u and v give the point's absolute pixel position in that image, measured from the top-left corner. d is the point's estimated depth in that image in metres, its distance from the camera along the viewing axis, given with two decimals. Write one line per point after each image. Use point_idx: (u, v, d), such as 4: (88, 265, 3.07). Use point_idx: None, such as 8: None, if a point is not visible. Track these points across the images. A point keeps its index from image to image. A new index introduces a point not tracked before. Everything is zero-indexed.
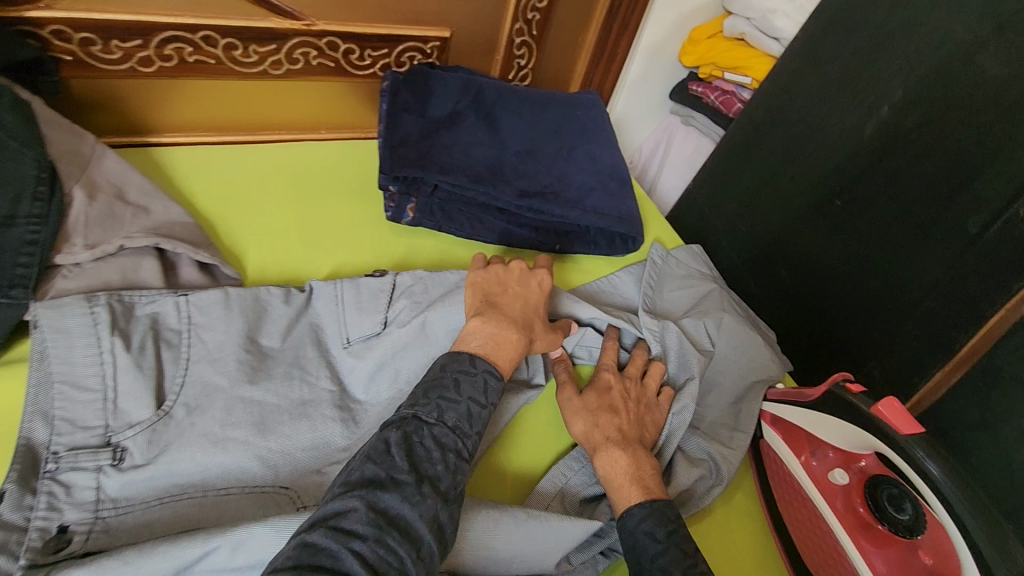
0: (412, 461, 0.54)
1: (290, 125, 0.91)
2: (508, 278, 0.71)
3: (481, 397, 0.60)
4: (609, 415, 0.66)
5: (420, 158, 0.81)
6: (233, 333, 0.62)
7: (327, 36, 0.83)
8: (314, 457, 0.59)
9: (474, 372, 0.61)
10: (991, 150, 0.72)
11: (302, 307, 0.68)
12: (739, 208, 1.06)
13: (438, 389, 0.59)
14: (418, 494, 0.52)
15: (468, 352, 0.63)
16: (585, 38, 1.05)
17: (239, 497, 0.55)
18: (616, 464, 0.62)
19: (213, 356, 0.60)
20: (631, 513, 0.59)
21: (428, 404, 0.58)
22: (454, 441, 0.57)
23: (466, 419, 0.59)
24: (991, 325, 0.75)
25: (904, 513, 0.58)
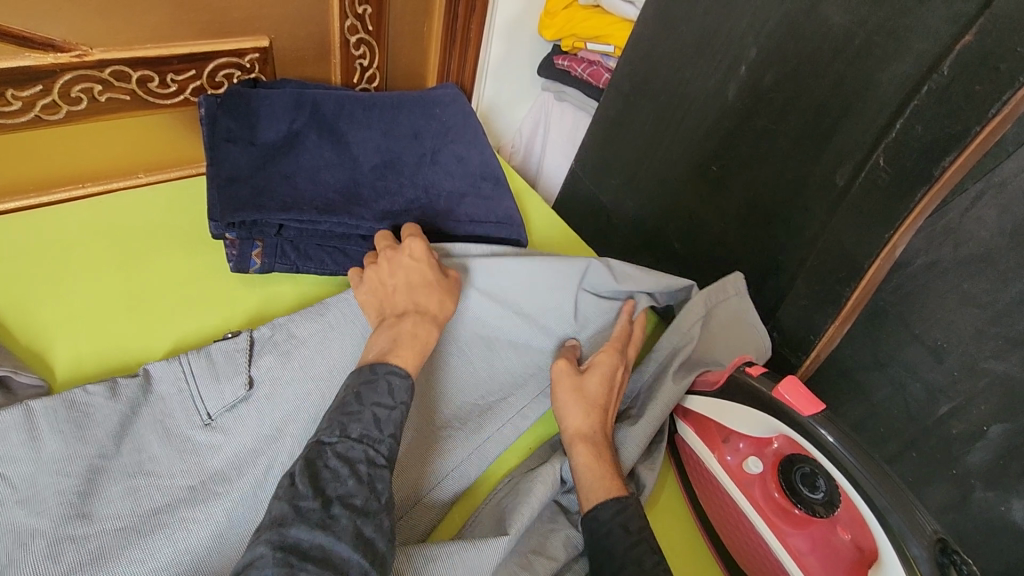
0: (317, 485, 0.48)
1: (94, 175, 0.76)
2: (384, 263, 0.67)
3: (387, 400, 0.55)
4: (597, 408, 0.65)
5: (255, 195, 0.69)
6: (47, 459, 0.50)
7: (109, 66, 0.69)
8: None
9: (375, 378, 0.55)
10: (847, 100, 0.71)
11: (138, 398, 0.56)
12: (625, 183, 1.03)
13: (341, 407, 0.54)
14: (329, 518, 0.46)
15: (366, 362, 0.57)
16: (431, 26, 0.95)
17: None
18: (592, 463, 0.61)
19: (21, 495, 0.48)
20: (603, 506, 0.58)
21: (330, 424, 0.52)
22: (364, 451, 0.51)
23: (374, 426, 0.53)
24: (869, 278, 0.74)
25: (818, 491, 0.57)
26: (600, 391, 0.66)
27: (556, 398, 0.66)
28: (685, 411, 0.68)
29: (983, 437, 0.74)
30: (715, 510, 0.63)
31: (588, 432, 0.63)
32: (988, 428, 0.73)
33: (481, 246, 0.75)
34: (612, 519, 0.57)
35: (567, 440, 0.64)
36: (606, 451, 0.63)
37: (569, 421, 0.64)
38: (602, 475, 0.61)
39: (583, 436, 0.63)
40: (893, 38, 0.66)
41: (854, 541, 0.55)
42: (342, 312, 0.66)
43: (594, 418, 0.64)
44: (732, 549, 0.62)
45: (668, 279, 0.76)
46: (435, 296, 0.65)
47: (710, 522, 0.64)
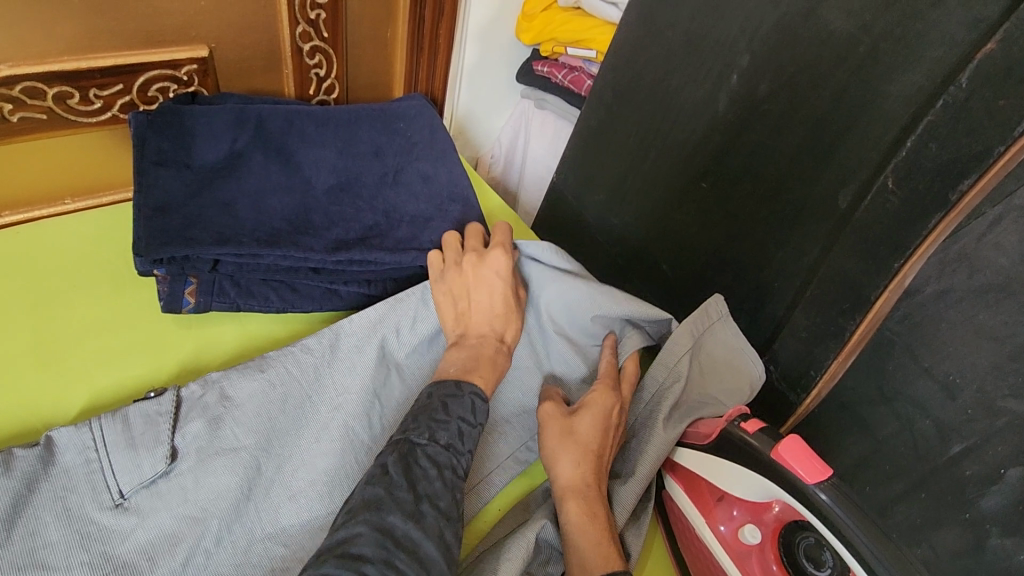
0: (411, 482, 0.49)
1: (13, 202, 0.68)
2: (468, 272, 0.67)
3: (471, 417, 0.56)
4: (589, 459, 0.58)
5: (186, 226, 0.61)
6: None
7: (20, 82, 0.61)
8: None
9: (461, 395, 0.56)
10: (852, 113, 0.64)
11: (35, 475, 0.47)
12: (609, 200, 0.95)
13: (428, 412, 0.54)
14: (419, 513, 0.47)
15: (451, 377, 0.58)
16: (395, 32, 0.87)
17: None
18: (585, 523, 0.54)
19: None
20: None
21: (419, 426, 0.53)
22: (449, 459, 0.52)
23: (458, 438, 0.54)
24: (877, 308, 0.66)
25: (825, 568, 0.50)
26: (594, 434, 0.59)
27: (546, 447, 0.59)
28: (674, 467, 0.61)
29: (998, 480, 0.63)
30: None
31: (581, 486, 0.56)
32: (1006, 471, 0.62)
33: None
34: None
35: (557, 495, 0.57)
36: (599, 509, 0.55)
37: (559, 473, 0.57)
38: (595, 544, 0.53)
39: (575, 492, 0.56)
40: (903, 46, 0.59)
41: None
42: (291, 365, 0.58)
43: (586, 469, 0.57)
44: None
45: (640, 303, 0.68)
46: (511, 317, 0.66)
47: None
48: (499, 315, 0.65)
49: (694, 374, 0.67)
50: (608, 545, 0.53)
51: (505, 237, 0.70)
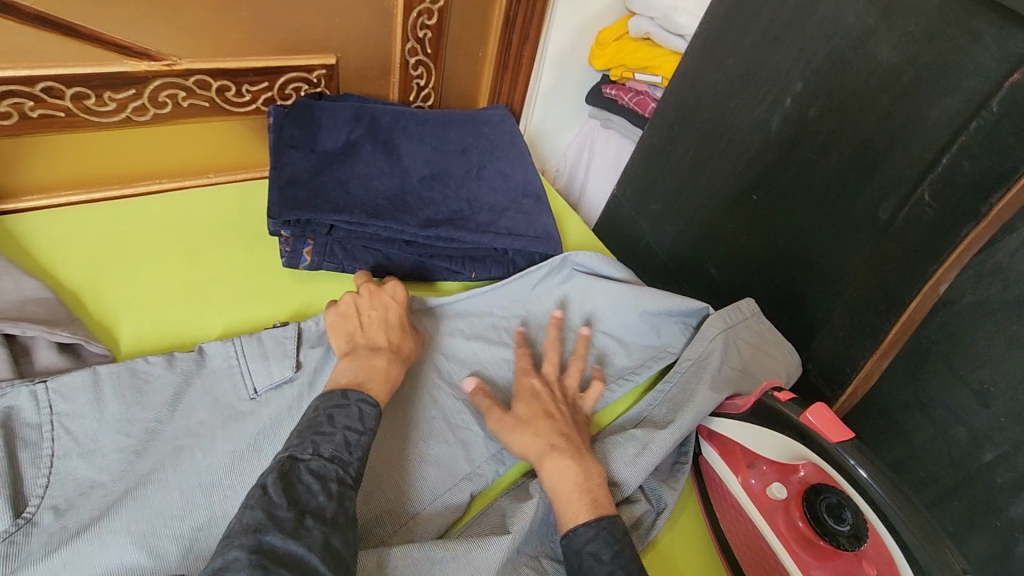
0: (292, 498, 0.48)
1: (171, 173, 0.84)
2: (366, 294, 0.68)
3: (357, 426, 0.56)
4: (542, 423, 0.63)
5: (311, 197, 0.74)
6: (111, 418, 0.55)
7: (194, 75, 0.76)
8: (212, 536, 0.52)
9: (346, 405, 0.57)
10: (894, 134, 0.71)
11: (194, 374, 0.60)
12: (665, 210, 1.04)
13: (312, 427, 0.54)
14: (301, 528, 0.47)
15: (339, 387, 0.58)
16: (486, 51, 1.00)
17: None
18: (564, 476, 0.59)
19: (86, 450, 0.53)
20: (577, 532, 0.56)
21: (302, 442, 0.53)
22: (335, 471, 0.52)
23: (344, 448, 0.54)
24: (912, 310, 0.73)
25: (844, 522, 0.55)
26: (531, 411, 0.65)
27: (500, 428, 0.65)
28: (709, 433, 0.67)
29: None
30: (738, 540, 0.62)
31: (534, 445, 0.62)
32: None
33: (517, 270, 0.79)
34: (580, 548, 0.55)
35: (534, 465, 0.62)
36: (575, 460, 0.60)
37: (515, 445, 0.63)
38: (569, 498, 0.58)
39: (545, 451, 0.61)
40: (943, 75, 0.66)
41: None
42: None
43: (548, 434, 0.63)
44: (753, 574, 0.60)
45: (680, 299, 0.80)
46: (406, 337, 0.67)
47: (730, 546, 0.62)
48: (395, 330, 0.66)
49: (730, 358, 0.74)
50: (576, 499, 0.58)
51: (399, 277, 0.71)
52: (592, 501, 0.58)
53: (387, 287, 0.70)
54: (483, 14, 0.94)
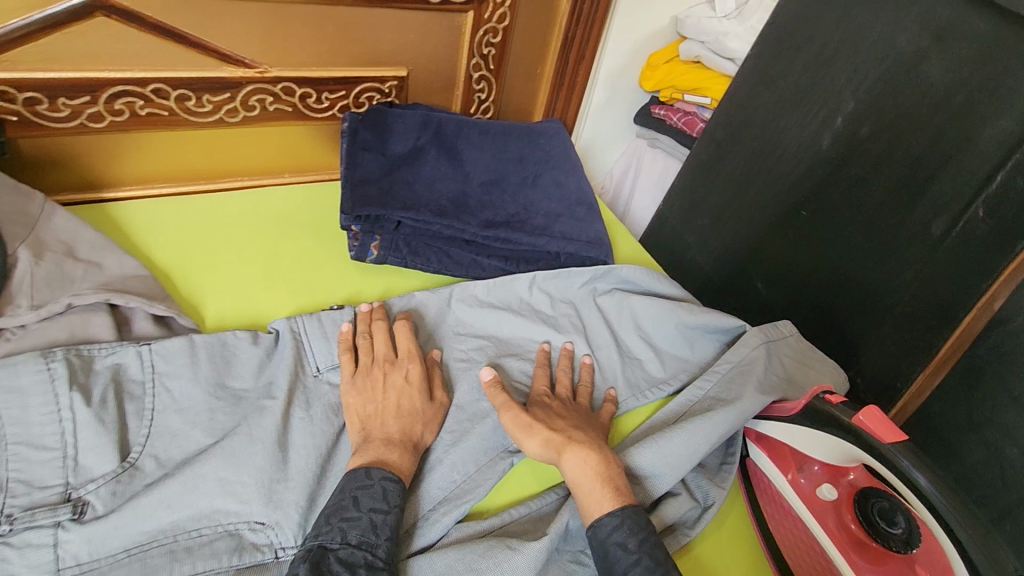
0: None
1: (250, 171, 0.91)
2: (378, 377, 0.64)
3: (383, 504, 0.55)
4: (560, 421, 0.65)
5: (381, 195, 0.80)
6: (203, 380, 0.60)
7: (281, 82, 0.83)
8: (289, 488, 0.56)
9: (370, 484, 0.55)
10: (948, 152, 0.72)
11: (272, 349, 0.66)
12: (711, 224, 1.06)
13: (339, 511, 0.54)
14: None
15: (363, 465, 0.57)
16: (543, 69, 1.05)
17: (213, 538, 0.52)
18: (585, 466, 0.60)
19: (181, 406, 0.59)
20: (602, 523, 0.56)
21: (330, 529, 0.53)
22: (363, 557, 0.52)
23: (372, 530, 0.53)
24: (967, 325, 0.74)
25: (897, 526, 0.56)
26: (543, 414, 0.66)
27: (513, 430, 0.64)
28: (758, 435, 0.68)
29: None
30: (786, 540, 0.62)
31: (550, 440, 0.63)
32: None
33: (556, 276, 0.84)
34: (606, 539, 0.56)
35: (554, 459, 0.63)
36: (593, 451, 0.62)
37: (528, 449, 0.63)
38: (590, 487, 0.59)
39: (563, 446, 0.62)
40: (995, 96, 0.68)
41: None
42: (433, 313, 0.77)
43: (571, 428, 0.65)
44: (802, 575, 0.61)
45: (716, 315, 0.82)
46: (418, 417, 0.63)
47: (778, 546, 0.63)
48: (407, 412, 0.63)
49: (770, 369, 0.76)
50: (600, 488, 0.59)
51: (410, 343, 0.68)
52: (612, 490, 0.59)
53: (399, 366, 0.66)
54: (543, 33, 1.00)
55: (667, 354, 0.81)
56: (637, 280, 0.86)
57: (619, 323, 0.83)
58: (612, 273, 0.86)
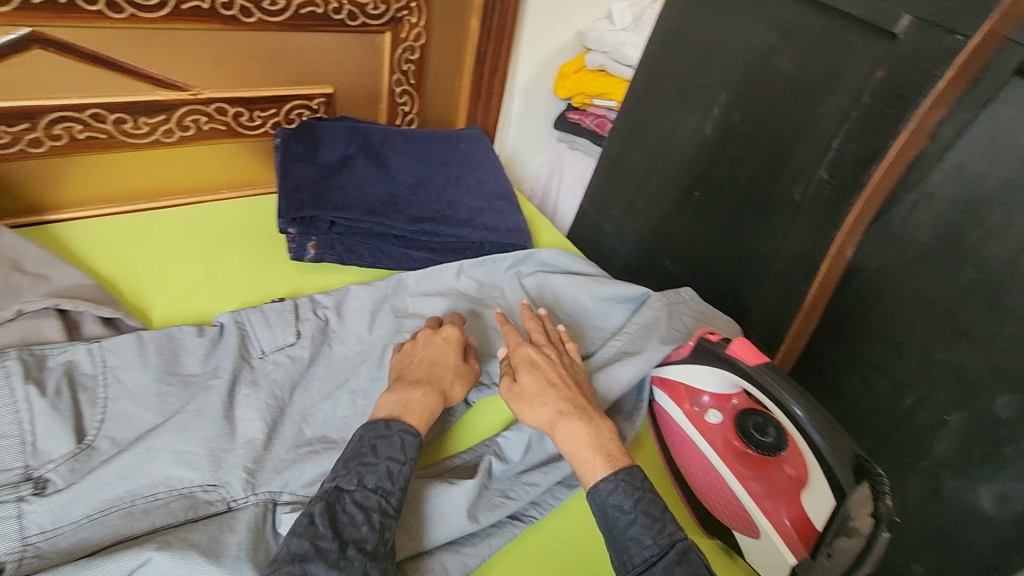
0: (335, 529, 0.54)
1: (189, 189, 0.97)
2: (420, 335, 0.73)
3: (399, 455, 0.60)
4: (548, 393, 0.67)
5: (314, 199, 0.87)
6: (153, 368, 0.66)
7: (214, 103, 0.90)
8: (239, 454, 0.61)
9: (388, 435, 0.61)
10: (799, 128, 0.86)
11: (218, 339, 0.72)
12: (624, 212, 1.18)
13: (358, 458, 0.59)
14: (344, 559, 0.53)
15: (382, 420, 0.63)
16: (461, 82, 1.16)
17: (168, 500, 0.58)
18: (575, 438, 0.64)
19: (132, 392, 0.64)
20: (598, 488, 0.61)
21: (348, 473, 0.58)
22: (377, 501, 0.57)
23: (386, 479, 0.59)
24: (825, 275, 0.87)
25: (767, 436, 0.68)
26: (533, 379, 0.69)
27: (511, 402, 0.69)
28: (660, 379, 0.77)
29: (945, 425, 0.82)
30: (688, 464, 0.73)
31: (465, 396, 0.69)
32: (949, 417, 0.81)
33: (481, 263, 0.93)
34: (603, 501, 0.60)
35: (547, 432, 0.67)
36: (585, 423, 0.65)
37: (528, 417, 0.67)
38: (585, 457, 0.63)
39: (556, 420, 0.66)
40: (831, 79, 0.82)
41: (797, 475, 0.64)
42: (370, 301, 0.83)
43: (553, 402, 0.67)
44: (697, 486, 0.72)
45: (624, 284, 0.92)
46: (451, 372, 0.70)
47: (677, 464, 0.75)
48: (437, 363, 0.70)
49: (670, 326, 0.86)
50: (594, 458, 0.63)
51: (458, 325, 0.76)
52: (606, 457, 0.63)
53: (442, 329, 0.74)
54: (457, 50, 1.11)
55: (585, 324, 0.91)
56: (554, 261, 0.96)
57: (542, 299, 0.92)
58: (532, 256, 0.95)
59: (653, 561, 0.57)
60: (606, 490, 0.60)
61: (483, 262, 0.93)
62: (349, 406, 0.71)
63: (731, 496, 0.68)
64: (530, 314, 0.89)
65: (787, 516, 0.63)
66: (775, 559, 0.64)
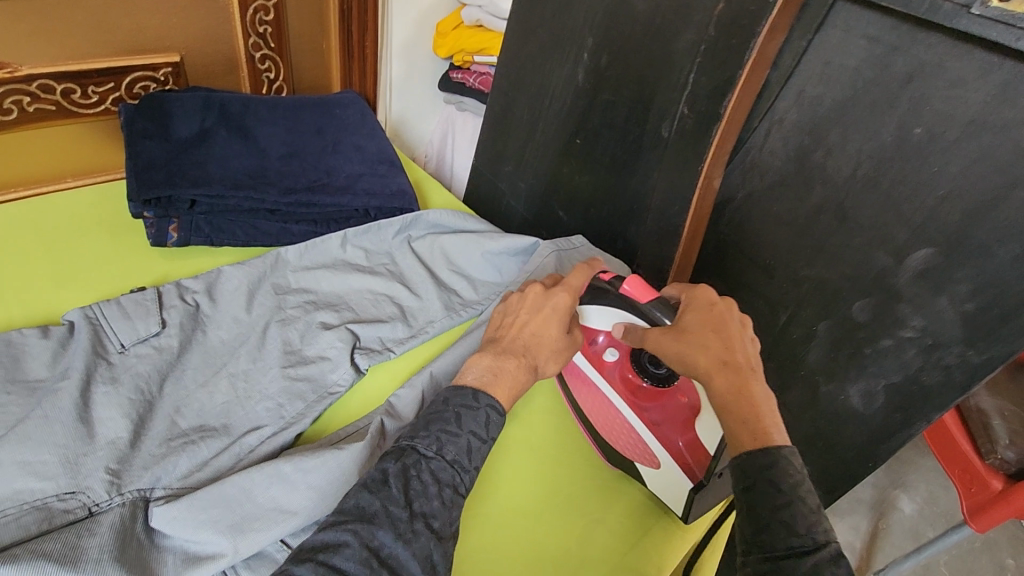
0: (408, 498, 0.53)
1: (25, 180, 0.87)
2: (530, 294, 0.71)
3: (483, 432, 0.59)
4: (708, 340, 0.60)
5: (169, 177, 0.80)
6: None
7: (37, 80, 0.80)
8: (100, 456, 0.57)
9: (478, 407, 0.60)
10: (662, 67, 0.89)
11: (68, 339, 0.66)
12: (515, 168, 1.18)
13: (441, 423, 0.59)
14: (411, 530, 0.51)
15: (471, 388, 0.62)
16: (329, 43, 1.09)
17: (19, 515, 0.53)
18: (734, 397, 0.55)
19: None
20: (754, 453, 0.51)
21: (428, 437, 0.57)
22: (452, 476, 0.57)
23: (466, 453, 0.58)
24: (699, 206, 0.92)
25: (660, 368, 0.71)
26: (706, 324, 0.62)
27: (681, 346, 0.60)
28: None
29: (815, 335, 0.90)
30: (583, 397, 0.74)
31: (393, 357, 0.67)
32: (817, 327, 0.89)
33: (369, 232, 0.90)
34: (757, 471, 0.50)
35: (701, 378, 0.58)
36: (747, 381, 0.56)
37: (695, 358, 0.59)
38: (741, 423, 0.54)
39: (716, 368, 0.58)
40: (681, 15, 0.84)
41: (691, 402, 0.69)
42: (244, 282, 0.78)
43: (724, 354, 0.58)
44: (597, 422, 0.73)
45: (513, 236, 0.92)
46: (548, 347, 0.68)
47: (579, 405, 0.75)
48: (539, 336, 0.68)
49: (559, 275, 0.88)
50: (750, 423, 0.53)
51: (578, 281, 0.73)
52: (765, 425, 0.53)
53: (552, 294, 0.71)
54: (318, 9, 1.04)
55: (478, 281, 0.91)
56: (443, 222, 0.95)
57: (435, 262, 0.91)
58: (421, 218, 0.93)
59: (800, 553, 0.45)
60: (766, 460, 0.50)
61: (368, 229, 0.90)
62: (226, 391, 0.67)
63: (631, 429, 0.70)
64: (422, 276, 0.88)
65: (683, 440, 0.68)
66: (674, 485, 0.68)
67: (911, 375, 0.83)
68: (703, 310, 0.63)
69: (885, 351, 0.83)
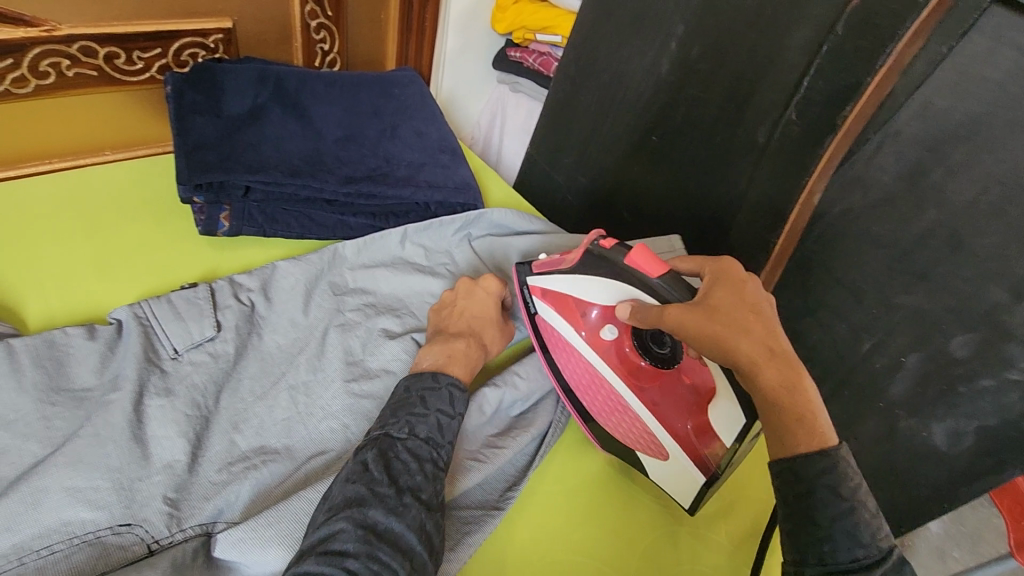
0: (391, 476, 0.51)
1: (61, 152, 0.79)
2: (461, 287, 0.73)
3: (448, 408, 0.58)
4: (750, 323, 0.53)
5: (222, 159, 0.73)
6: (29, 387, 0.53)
7: (77, 41, 0.72)
8: (155, 483, 0.52)
9: (438, 387, 0.59)
10: (766, 63, 0.80)
11: (115, 341, 0.59)
12: (577, 161, 1.09)
13: (406, 407, 0.57)
14: (401, 504, 0.50)
15: (427, 371, 0.61)
16: (388, 14, 1.01)
17: (69, 551, 0.48)
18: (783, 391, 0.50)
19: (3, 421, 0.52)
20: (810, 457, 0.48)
21: (398, 421, 0.55)
22: (430, 452, 0.55)
23: (438, 431, 0.56)
24: (793, 220, 0.85)
25: (665, 346, 0.64)
26: (742, 304, 0.55)
27: (719, 331, 0.53)
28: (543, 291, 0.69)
29: (901, 367, 0.82)
30: (569, 369, 0.68)
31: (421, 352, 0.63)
32: (906, 357, 0.81)
33: (423, 228, 0.82)
34: (814, 479, 0.47)
35: (745, 371, 0.52)
36: (794, 372, 0.51)
37: (744, 348, 0.52)
38: (795, 426, 0.49)
39: (766, 359, 0.52)
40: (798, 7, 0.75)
41: (695, 385, 0.61)
42: (302, 282, 0.71)
43: (770, 342, 0.53)
44: (590, 405, 0.67)
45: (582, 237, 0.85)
46: (492, 328, 0.70)
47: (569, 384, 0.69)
48: (480, 317, 0.70)
49: None
50: (800, 424, 0.49)
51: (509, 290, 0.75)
52: (817, 424, 0.49)
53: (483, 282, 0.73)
54: None
55: None
56: (505, 220, 0.87)
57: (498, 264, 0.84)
58: (484, 215, 0.86)
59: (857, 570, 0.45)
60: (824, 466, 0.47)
61: (426, 226, 0.82)
62: (287, 407, 0.61)
63: (629, 412, 0.64)
64: None
65: (691, 424, 0.61)
66: (680, 476, 0.63)
67: (1009, 419, 0.75)
68: (733, 284, 0.57)
69: (983, 393, 0.76)
